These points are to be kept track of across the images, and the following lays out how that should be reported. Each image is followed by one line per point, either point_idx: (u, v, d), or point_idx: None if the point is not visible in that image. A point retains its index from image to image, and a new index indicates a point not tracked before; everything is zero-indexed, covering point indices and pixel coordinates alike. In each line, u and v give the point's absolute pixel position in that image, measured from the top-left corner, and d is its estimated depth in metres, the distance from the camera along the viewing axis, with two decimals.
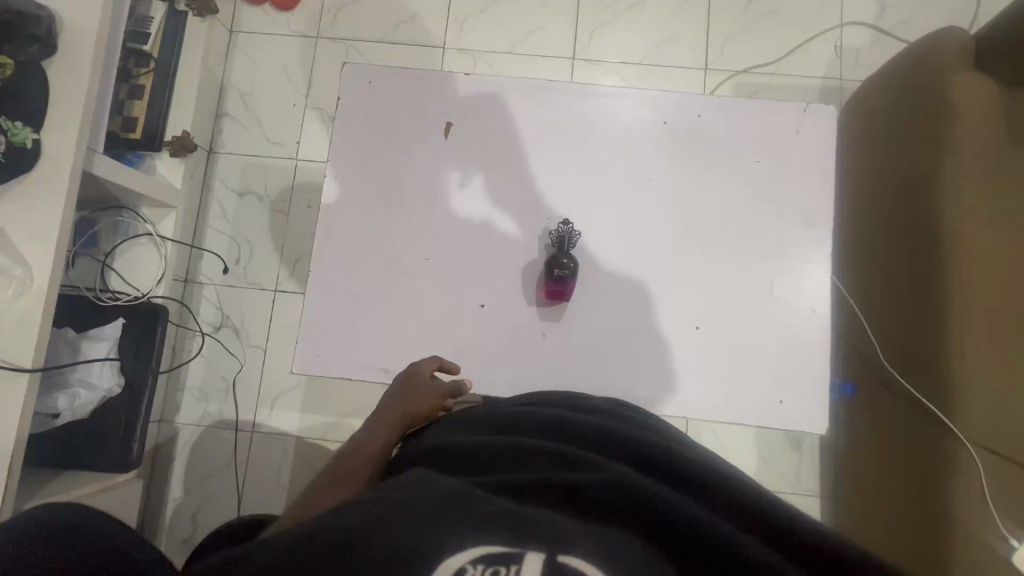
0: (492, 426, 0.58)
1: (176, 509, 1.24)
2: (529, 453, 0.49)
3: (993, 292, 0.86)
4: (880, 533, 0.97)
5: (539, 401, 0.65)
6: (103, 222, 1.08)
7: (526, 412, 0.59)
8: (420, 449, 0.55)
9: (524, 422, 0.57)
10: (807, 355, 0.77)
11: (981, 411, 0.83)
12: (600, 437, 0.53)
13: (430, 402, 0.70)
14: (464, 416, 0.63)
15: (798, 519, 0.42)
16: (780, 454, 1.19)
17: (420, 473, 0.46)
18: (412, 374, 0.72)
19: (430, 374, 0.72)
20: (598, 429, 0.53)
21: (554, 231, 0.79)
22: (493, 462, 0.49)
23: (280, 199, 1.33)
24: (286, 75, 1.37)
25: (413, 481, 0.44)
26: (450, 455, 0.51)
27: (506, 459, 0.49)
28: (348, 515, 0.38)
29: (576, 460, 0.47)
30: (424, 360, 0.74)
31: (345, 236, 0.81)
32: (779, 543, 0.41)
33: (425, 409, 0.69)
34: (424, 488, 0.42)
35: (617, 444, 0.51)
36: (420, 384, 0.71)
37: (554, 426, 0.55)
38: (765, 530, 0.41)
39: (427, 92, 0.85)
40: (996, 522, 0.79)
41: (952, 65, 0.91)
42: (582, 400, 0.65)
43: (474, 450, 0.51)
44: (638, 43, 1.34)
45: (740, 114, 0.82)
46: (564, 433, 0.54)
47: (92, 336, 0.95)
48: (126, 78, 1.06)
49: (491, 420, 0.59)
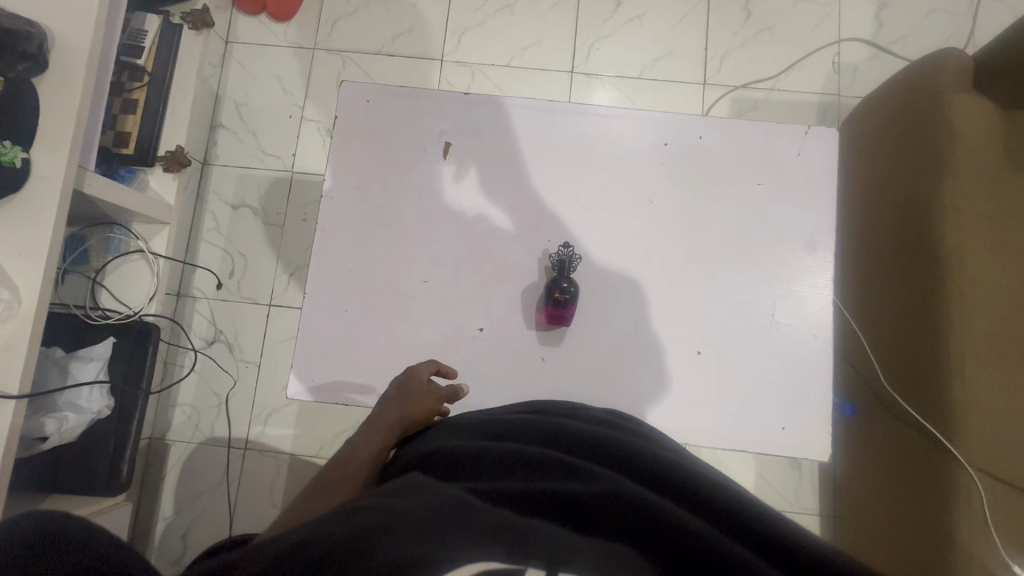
0: (488, 433, 0.56)
1: (166, 528, 1.22)
2: (527, 463, 0.47)
3: (993, 313, 0.86)
4: (883, 553, 0.95)
5: (538, 410, 0.63)
6: (93, 240, 1.06)
7: (523, 420, 0.57)
8: (414, 455, 0.53)
9: (522, 430, 0.55)
10: (810, 381, 0.76)
11: (982, 435, 0.82)
12: (598, 446, 0.50)
13: (429, 406, 0.68)
14: (460, 423, 0.60)
15: (806, 535, 0.39)
16: (779, 474, 1.18)
17: (414, 480, 0.43)
18: (410, 377, 0.70)
19: (428, 378, 0.70)
20: (598, 437, 0.51)
21: (554, 254, 0.78)
22: (492, 470, 0.47)
23: (275, 211, 1.32)
24: (282, 86, 1.36)
25: (409, 489, 0.41)
26: (446, 463, 0.49)
27: (504, 468, 0.47)
28: (342, 528, 0.35)
29: (577, 471, 0.45)
30: (422, 364, 0.72)
31: (341, 258, 0.80)
32: (789, 566, 0.37)
33: (421, 414, 0.67)
34: (422, 495, 0.39)
35: (616, 453, 0.49)
36: (417, 388, 0.69)
37: (553, 434, 0.53)
38: (771, 554, 0.38)
39: (425, 112, 0.84)
40: (997, 546, 0.78)
41: (952, 85, 0.91)
42: (581, 410, 0.63)
43: (473, 456, 0.49)
44: (636, 58, 1.34)
45: (741, 136, 0.81)
46: (563, 441, 0.52)
47: (81, 356, 0.93)
48: (119, 92, 1.06)
49: (487, 427, 0.57)
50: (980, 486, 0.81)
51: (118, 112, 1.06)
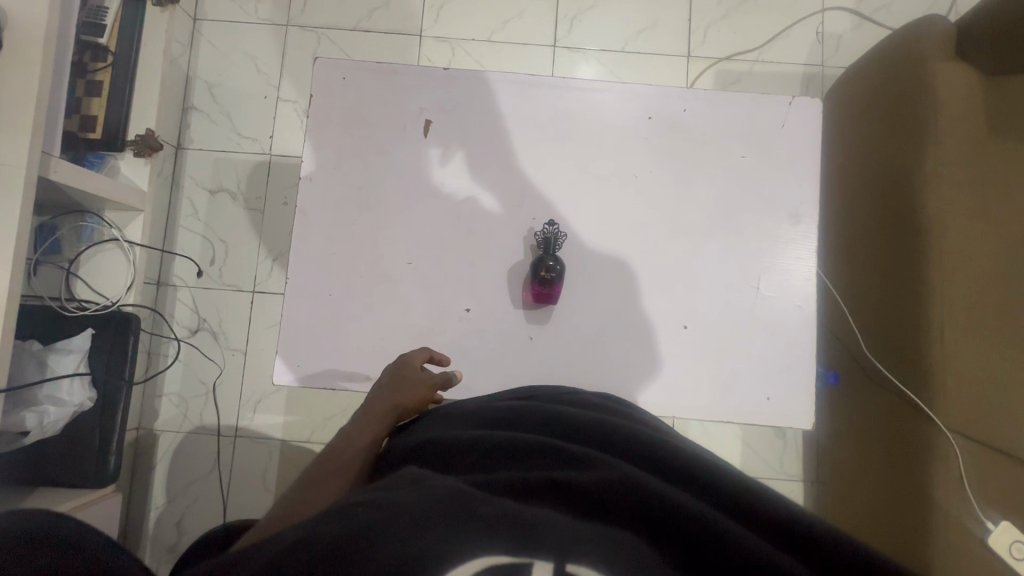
0: (483, 420, 0.55)
1: (159, 518, 1.22)
2: (524, 451, 0.47)
3: (973, 281, 0.87)
4: (863, 516, 0.99)
5: (532, 395, 0.63)
6: (65, 229, 1.03)
7: (519, 408, 0.56)
8: (407, 447, 0.53)
9: (519, 418, 0.55)
10: (791, 351, 0.77)
11: (960, 401, 0.85)
12: (594, 434, 0.50)
13: (422, 394, 0.68)
14: (454, 411, 0.60)
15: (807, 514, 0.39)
16: (764, 442, 1.21)
17: (411, 471, 0.42)
18: (402, 365, 0.69)
19: (420, 366, 0.70)
20: (594, 423, 0.51)
21: (539, 232, 0.77)
22: (489, 460, 0.47)
23: (255, 195, 1.28)
24: (255, 65, 1.31)
25: (407, 481, 0.40)
26: (443, 454, 0.49)
27: (501, 457, 0.47)
28: (341, 522, 0.34)
29: (574, 458, 0.45)
30: (414, 352, 0.71)
31: (323, 240, 0.79)
32: (787, 545, 0.38)
33: (416, 401, 0.67)
34: (419, 487, 0.38)
35: (611, 439, 0.49)
36: (409, 376, 0.68)
37: (549, 422, 0.53)
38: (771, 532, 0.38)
39: (403, 89, 0.81)
40: (975, 507, 0.82)
41: (935, 54, 0.91)
42: (574, 395, 0.63)
43: (467, 446, 0.49)
44: (620, 29, 1.31)
45: (724, 108, 0.80)
46: (559, 428, 0.52)
47: (61, 348, 0.91)
48: (81, 73, 1.01)
49: (482, 415, 0.56)
50: (958, 449, 0.83)
51: (83, 94, 1.01)
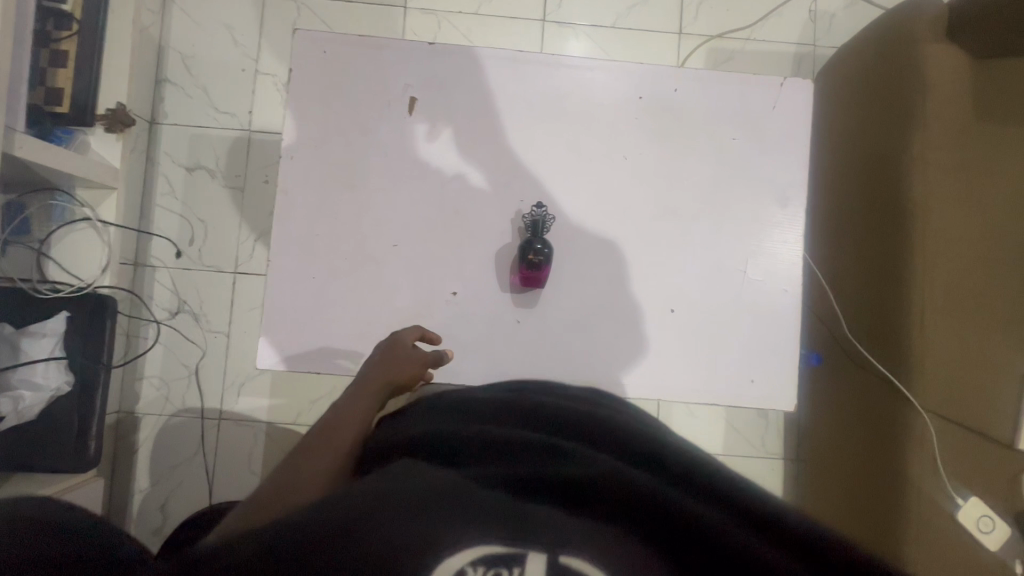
0: (470, 411, 0.52)
1: (144, 500, 1.21)
2: (512, 441, 0.44)
3: (953, 265, 0.89)
4: (839, 492, 1.02)
5: (523, 388, 0.63)
6: (34, 208, 0.98)
7: (510, 396, 0.55)
8: (389, 440, 0.49)
9: (507, 407, 0.51)
10: (776, 335, 0.77)
11: (935, 381, 0.88)
12: (585, 421, 0.47)
13: (412, 371, 0.68)
14: (440, 401, 0.57)
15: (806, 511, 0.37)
16: (746, 421, 1.23)
17: (397, 469, 0.39)
18: (394, 342, 0.69)
19: (412, 343, 0.70)
20: (583, 413, 0.48)
21: (527, 215, 0.76)
22: (475, 450, 0.43)
23: (235, 173, 1.25)
24: (232, 36, 1.26)
25: (392, 478, 0.38)
26: (425, 441, 0.45)
27: (488, 447, 0.44)
28: (337, 506, 0.34)
29: (564, 450, 0.42)
30: (406, 329, 0.71)
31: (306, 222, 0.76)
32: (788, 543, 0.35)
33: (407, 379, 0.67)
34: (413, 477, 0.38)
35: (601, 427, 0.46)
36: (401, 354, 0.68)
37: (538, 410, 0.50)
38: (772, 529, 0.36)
39: (387, 64, 0.78)
40: (944, 483, 0.86)
41: (927, 35, 0.90)
42: (562, 389, 0.63)
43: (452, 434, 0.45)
44: (610, 4, 1.28)
45: (716, 88, 0.79)
46: (549, 417, 0.48)
47: (33, 333, 0.87)
48: (44, 43, 0.95)
49: (468, 405, 0.53)
50: (931, 428, 0.87)
51: (47, 65, 0.95)
